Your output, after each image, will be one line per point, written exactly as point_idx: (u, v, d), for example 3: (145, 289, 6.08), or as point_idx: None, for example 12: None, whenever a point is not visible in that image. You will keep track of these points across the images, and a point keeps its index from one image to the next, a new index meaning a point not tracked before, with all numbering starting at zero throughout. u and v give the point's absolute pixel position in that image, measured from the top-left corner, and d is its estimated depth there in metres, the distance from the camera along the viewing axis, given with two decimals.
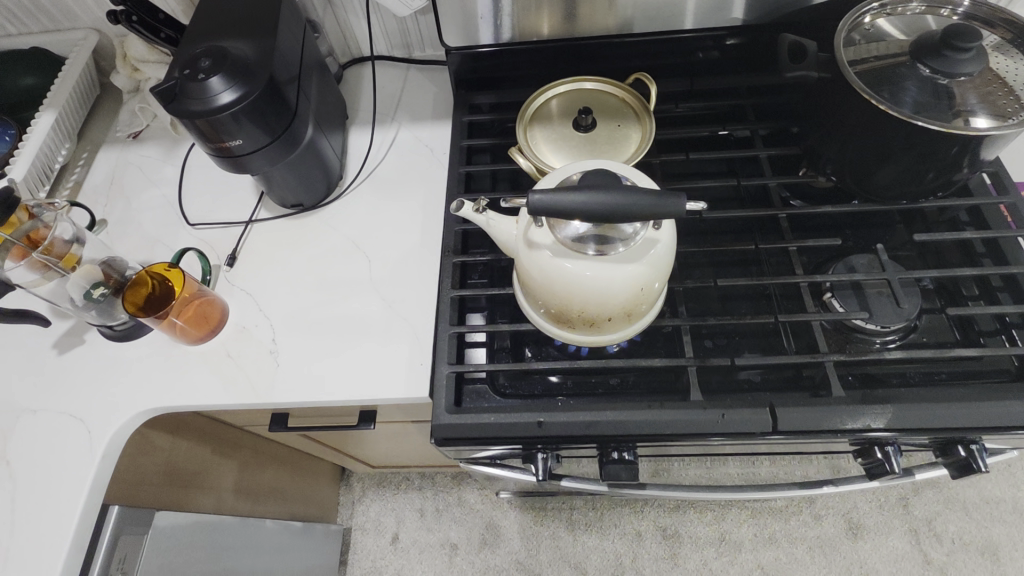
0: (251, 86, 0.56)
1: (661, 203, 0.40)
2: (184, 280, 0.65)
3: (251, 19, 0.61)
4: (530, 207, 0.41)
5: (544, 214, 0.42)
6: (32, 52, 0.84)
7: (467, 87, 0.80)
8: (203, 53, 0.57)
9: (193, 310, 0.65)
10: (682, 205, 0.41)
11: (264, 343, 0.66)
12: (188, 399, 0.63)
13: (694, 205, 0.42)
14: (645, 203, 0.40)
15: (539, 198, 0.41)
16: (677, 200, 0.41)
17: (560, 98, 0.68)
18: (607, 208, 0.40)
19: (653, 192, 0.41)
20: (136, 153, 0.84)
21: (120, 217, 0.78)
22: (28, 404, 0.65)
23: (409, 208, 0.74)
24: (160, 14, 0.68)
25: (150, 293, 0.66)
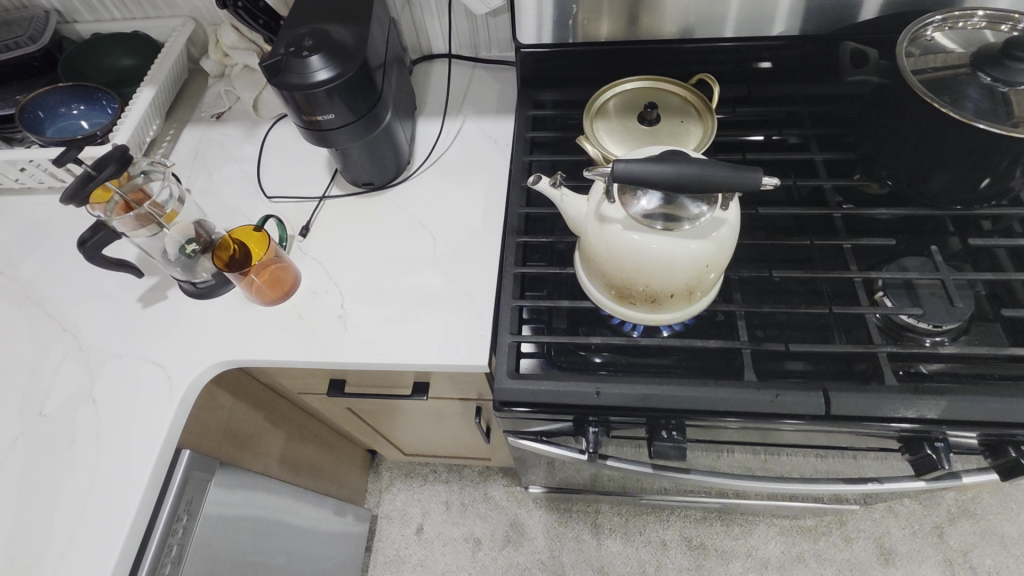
0: (349, 68, 0.61)
1: (739, 175, 0.44)
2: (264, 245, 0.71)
3: (348, 6, 0.67)
4: (615, 175, 0.45)
5: (628, 182, 0.45)
6: (134, 36, 0.92)
7: (531, 84, 0.84)
8: (307, 34, 0.62)
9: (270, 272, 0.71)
10: (757, 180, 0.45)
11: (333, 307, 0.70)
12: (262, 354, 0.68)
13: (769, 180, 0.45)
14: (724, 175, 0.44)
15: (624, 166, 0.45)
16: (754, 174, 0.44)
17: (624, 96, 0.71)
18: (687, 178, 0.44)
19: (735, 164, 0.45)
20: (218, 132, 0.91)
21: (202, 188, 0.84)
22: (115, 349, 0.70)
23: (472, 193, 0.78)
24: (260, 3, 0.75)
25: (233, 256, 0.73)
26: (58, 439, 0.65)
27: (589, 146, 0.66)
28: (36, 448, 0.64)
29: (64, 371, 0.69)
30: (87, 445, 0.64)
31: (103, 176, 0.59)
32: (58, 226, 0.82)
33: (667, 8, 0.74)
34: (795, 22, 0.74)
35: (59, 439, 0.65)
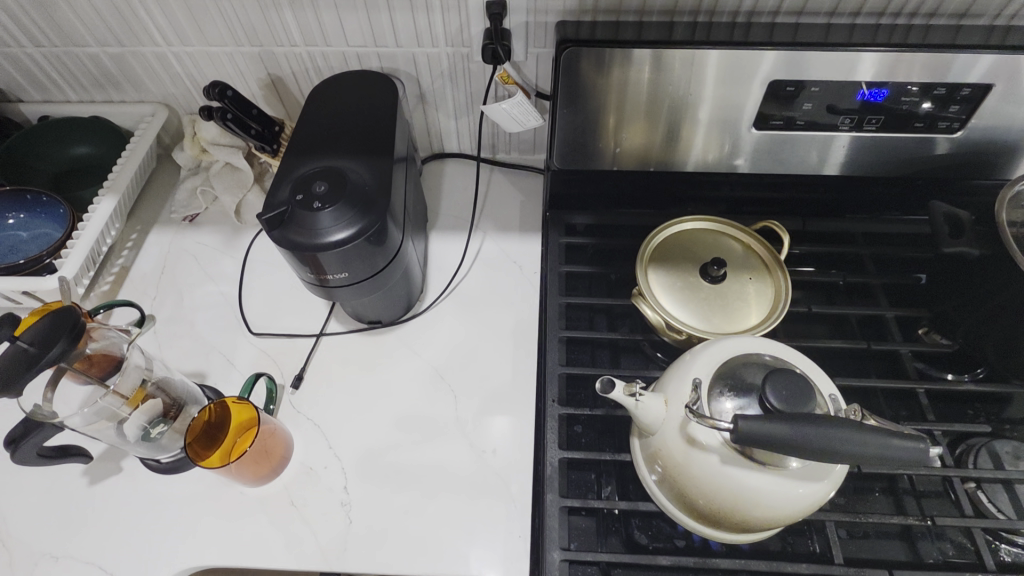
0: (366, 221, 0.51)
1: (892, 445, 0.35)
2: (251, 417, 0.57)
3: (366, 137, 0.57)
4: (735, 433, 0.36)
5: (751, 443, 0.36)
6: (93, 122, 0.78)
7: (562, 204, 0.75)
8: (320, 180, 0.52)
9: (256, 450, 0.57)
10: (913, 450, 0.36)
11: (334, 491, 0.57)
12: (243, 558, 0.54)
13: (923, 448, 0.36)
14: (874, 444, 0.35)
15: (746, 424, 0.36)
16: (908, 444, 0.36)
17: (680, 239, 0.63)
18: (829, 446, 0.35)
19: (885, 430, 0.36)
20: (192, 239, 0.77)
21: (170, 315, 0.70)
22: (48, 547, 0.54)
23: (498, 334, 0.67)
24: (254, 110, 0.64)
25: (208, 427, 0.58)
26: None
27: (648, 309, 0.56)
28: None
29: None
30: None
31: (45, 357, 0.46)
32: None
33: (725, 139, 0.66)
34: (860, 159, 0.67)
35: None
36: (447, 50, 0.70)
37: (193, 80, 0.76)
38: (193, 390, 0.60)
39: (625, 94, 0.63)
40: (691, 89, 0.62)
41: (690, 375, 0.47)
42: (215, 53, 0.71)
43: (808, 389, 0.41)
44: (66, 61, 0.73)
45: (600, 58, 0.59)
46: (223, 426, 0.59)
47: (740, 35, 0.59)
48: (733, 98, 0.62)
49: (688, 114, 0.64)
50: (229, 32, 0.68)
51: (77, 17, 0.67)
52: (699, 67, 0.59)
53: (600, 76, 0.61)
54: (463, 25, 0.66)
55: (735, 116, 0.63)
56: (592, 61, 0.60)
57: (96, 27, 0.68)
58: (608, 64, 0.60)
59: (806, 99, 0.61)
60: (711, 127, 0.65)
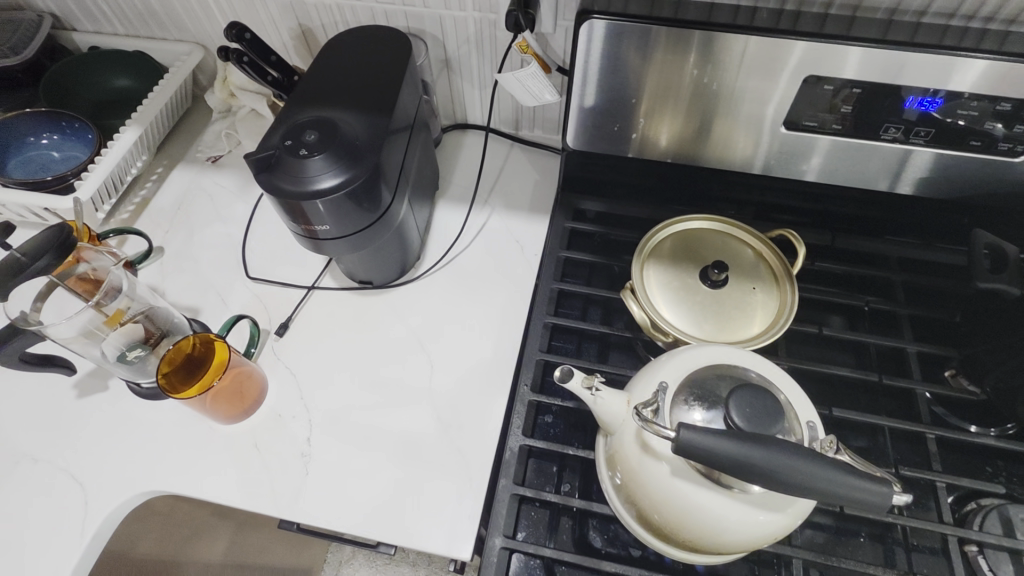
0: (352, 175, 0.50)
1: (853, 486, 0.32)
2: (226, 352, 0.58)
3: (369, 93, 0.56)
4: (678, 442, 0.33)
5: (693, 456, 0.33)
6: (134, 56, 0.81)
7: (575, 188, 0.72)
8: (312, 127, 0.51)
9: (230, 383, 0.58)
10: (877, 495, 0.32)
11: (296, 441, 0.57)
12: (200, 490, 0.55)
13: (888, 496, 0.33)
14: (831, 482, 0.32)
15: (689, 434, 0.33)
16: (874, 489, 0.32)
17: (687, 238, 0.59)
18: (778, 473, 0.32)
19: (847, 468, 0.33)
20: (211, 179, 0.79)
21: (178, 249, 0.72)
22: (32, 448, 0.58)
23: (485, 311, 0.65)
24: (273, 56, 0.64)
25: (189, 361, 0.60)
26: None
27: (635, 303, 0.53)
28: None
29: None
30: None
31: (37, 266, 0.48)
32: None
33: (752, 136, 0.61)
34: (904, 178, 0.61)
35: None
36: (475, 15, 0.67)
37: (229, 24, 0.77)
38: (180, 323, 0.62)
39: (670, 79, 0.58)
40: (721, 79, 0.57)
41: (657, 377, 0.43)
42: None
43: (777, 411, 0.38)
44: None
45: (642, 42, 0.55)
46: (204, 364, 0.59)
47: (779, 23, 0.54)
48: (765, 91, 0.57)
49: (714, 106, 0.60)
50: None
51: None
52: (735, 54, 0.54)
53: (639, 56, 0.57)
54: None
55: (766, 112, 0.58)
56: (632, 41, 0.56)
57: None
58: (652, 45, 0.56)
59: (847, 100, 0.55)
60: (738, 122, 0.60)
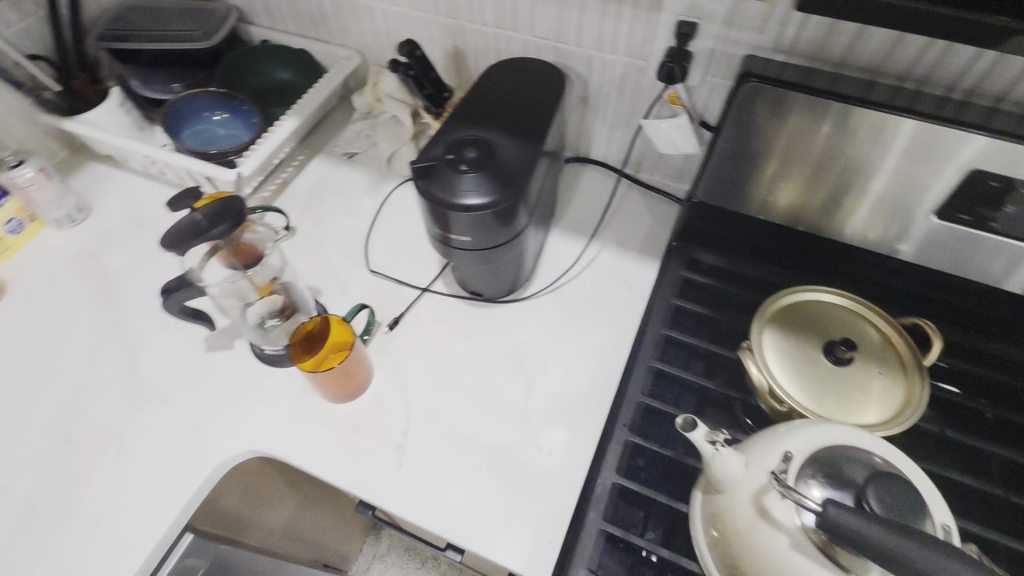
0: (500, 198, 0.52)
1: None
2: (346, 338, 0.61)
3: (525, 118, 0.59)
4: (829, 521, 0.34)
5: (844, 536, 0.34)
6: (299, 53, 0.89)
7: (692, 238, 0.72)
8: (472, 144, 0.55)
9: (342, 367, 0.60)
10: None
11: (393, 432, 0.60)
12: (302, 460, 0.58)
13: None
14: None
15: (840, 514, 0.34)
16: None
17: (813, 309, 0.58)
18: None
19: None
20: (345, 173, 0.85)
21: (309, 232, 0.78)
22: (161, 389, 0.63)
23: (588, 342, 0.66)
24: (433, 73, 0.69)
25: (312, 336, 0.63)
26: (67, 475, 0.57)
27: (751, 364, 0.53)
28: (46, 476, 0.57)
29: (104, 396, 0.62)
30: (93, 496, 0.56)
31: (211, 234, 0.53)
32: (165, 225, 0.78)
33: (891, 218, 0.60)
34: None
35: (68, 476, 0.57)
36: (624, 59, 0.70)
37: (389, 36, 0.83)
38: (309, 301, 0.67)
39: (796, 143, 0.60)
40: (873, 156, 0.56)
41: (781, 445, 0.43)
42: (415, 17, 0.78)
43: (919, 505, 0.37)
44: None
45: (777, 102, 0.57)
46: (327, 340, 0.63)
47: (948, 111, 0.53)
48: (918, 175, 0.55)
49: (858, 181, 0.59)
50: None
51: None
52: (894, 135, 0.54)
53: (772, 120, 0.59)
54: (648, 38, 0.66)
55: (914, 196, 0.57)
56: (767, 103, 0.58)
57: None
58: (785, 112, 0.58)
59: (1011, 198, 0.53)
60: (883, 200, 0.59)
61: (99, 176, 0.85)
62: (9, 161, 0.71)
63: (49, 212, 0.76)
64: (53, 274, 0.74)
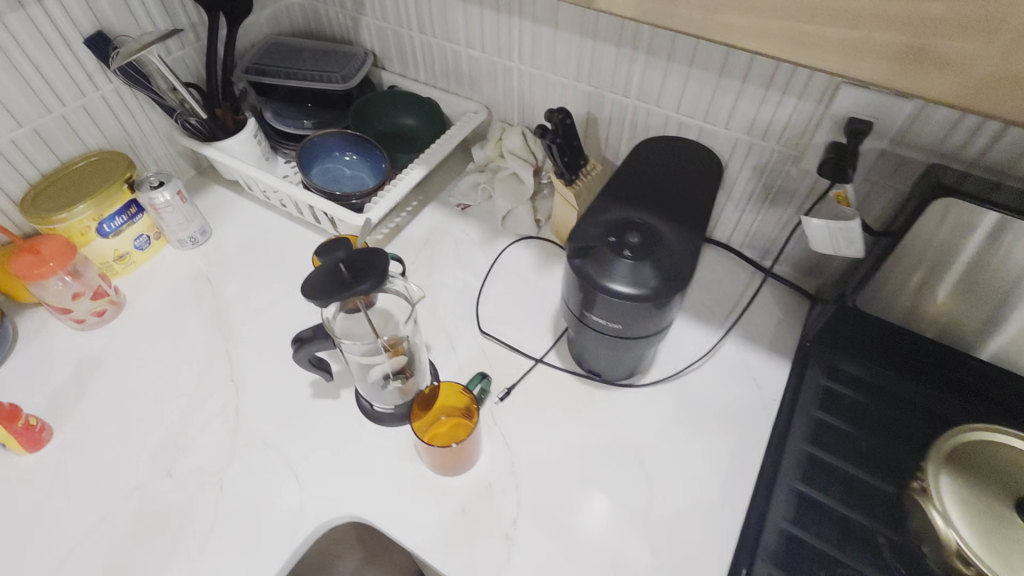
0: (660, 288, 0.48)
1: None
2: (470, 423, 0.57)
3: (685, 204, 0.55)
4: None
5: None
6: (426, 101, 0.90)
7: (831, 343, 0.67)
8: (635, 228, 0.51)
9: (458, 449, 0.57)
10: None
11: (504, 521, 0.55)
12: (405, 539, 0.54)
13: None
14: None
15: None
16: None
17: (996, 453, 0.54)
18: None
19: None
20: (458, 225, 0.85)
21: (421, 283, 0.76)
22: (266, 434, 0.61)
23: (714, 447, 0.62)
24: (576, 142, 0.68)
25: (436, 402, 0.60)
26: (165, 514, 0.55)
27: (935, 515, 0.51)
28: (145, 512, 0.55)
29: (210, 433, 0.61)
30: (189, 542, 0.54)
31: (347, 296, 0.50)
32: (281, 258, 0.79)
33: None
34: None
35: (166, 516, 0.55)
36: (774, 147, 0.67)
37: (520, 95, 0.83)
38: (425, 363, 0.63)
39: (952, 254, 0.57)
40: None
41: None
42: (553, 80, 0.77)
43: None
44: (434, 50, 0.86)
45: (938, 216, 0.55)
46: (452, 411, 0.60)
47: None
48: None
49: None
50: (577, 67, 0.74)
51: (465, 20, 0.78)
52: None
53: (931, 230, 0.56)
54: (808, 129, 0.63)
55: None
56: (929, 215, 0.55)
57: (474, 32, 0.79)
58: (945, 223, 0.55)
59: None
60: None
61: (221, 200, 0.87)
62: (150, 179, 0.73)
63: (175, 233, 0.77)
64: (171, 294, 0.75)
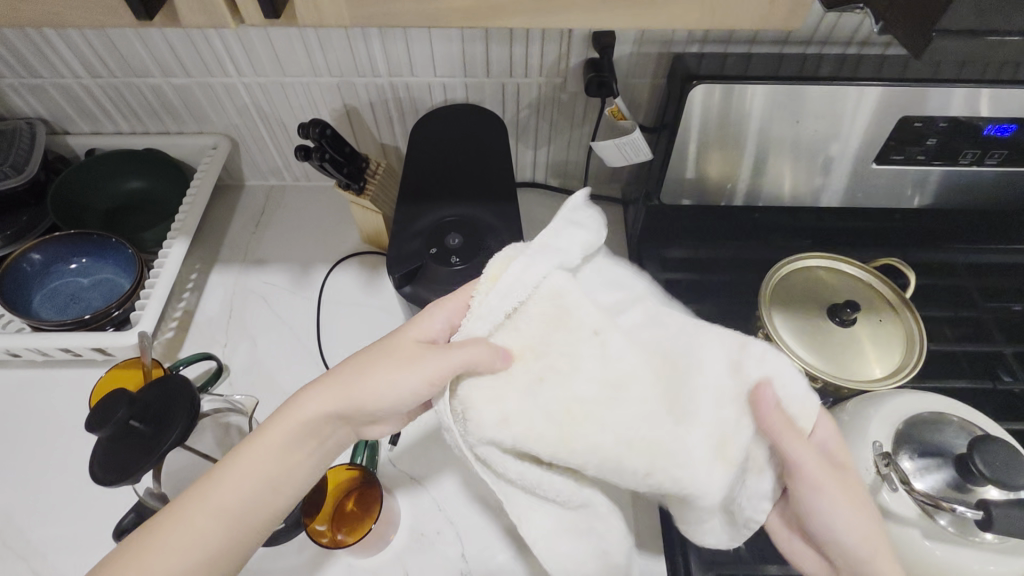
0: None
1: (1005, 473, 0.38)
2: (352, 490, 0.56)
3: (482, 179, 0.54)
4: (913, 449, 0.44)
5: (928, 457, 0.44)
6: (147, 152, 0.73)
7: (654, 239, 0.72)
8: (454, 229, 0.50)
9: (352, 514, 0.55)
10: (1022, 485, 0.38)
11: (452, 559, 0.54)
12: None
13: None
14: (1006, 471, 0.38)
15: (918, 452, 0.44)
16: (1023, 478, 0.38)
17: (813, 277, 0.61)
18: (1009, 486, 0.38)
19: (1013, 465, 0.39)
20: (258, 279, 0.73)
21: (247, 363, 0.66)
22: None
23: None
24: (347, 147, 0.60)
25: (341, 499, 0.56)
26: None
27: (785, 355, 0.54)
28: None
29: None
30: None
31: (163, 453, 0.42)
32: (50, 420, 0.61)
33: (819, 175, 0.64)
34: (878, 155, 0.61)
35: None
36: (539, 79, 0.65)
37: (260, 111, 0.70)
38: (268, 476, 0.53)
39: (724, 128, 0.59)
40: (802, 124, 0.58)
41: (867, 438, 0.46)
42: (289, 83, 0.66)
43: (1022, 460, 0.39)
44: (123, 92, 0.68)
45: (705, 104, 0.57)
46: (348, 498, 0.56)
47: (848, 68, 0.56)
48: (844, 132, 0.59)
49: (793, 148, 0.61)
50: (310, 62, 0.64)
51: (144, 48, 0.62)
52: (821, 104, 0.56)
53: (703, 113, 0.58)
54: (562, 54, 0.62)
55: (841, 151, 0.61)
56: (696, 106, 0.57)
57: (164, 57, 0.63)
58: (709, 105, 0.57)
59: (932, 132, 0.58)
60: (810, 161, 0.62)
61: None
62: None
63: None
64: None
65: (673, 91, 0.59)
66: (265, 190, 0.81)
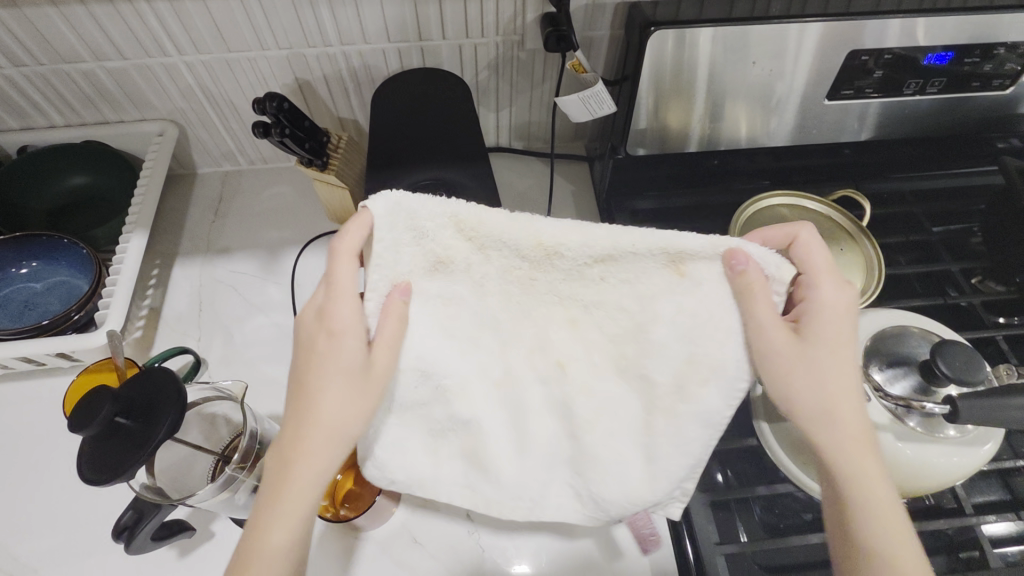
0: None
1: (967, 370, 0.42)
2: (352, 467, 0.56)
3: (452, 142, 0.53)
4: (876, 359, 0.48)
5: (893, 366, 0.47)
6: (85, 145, 0.68)
7: (622, 192, 0.73)
8: (429, 193, 0.49)
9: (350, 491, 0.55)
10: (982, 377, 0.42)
11: (457, 518, 0.55)
12: None
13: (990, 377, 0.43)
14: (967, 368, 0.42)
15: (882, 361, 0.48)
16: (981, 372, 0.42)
17: (776, 214, 0.64)
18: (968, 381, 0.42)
19: (973, 362, 0.42)
20: (225, 268, 0.70)
21: (225, 354, 0.64)
22: None
23: None
24: (306, 121, 0.58)
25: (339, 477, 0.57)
26: None
27: None
28: None
29: None
30: None
31: (152, 448, 0.40)
32: (20, 434, 0.58)
33: (775, 116, 0.66)
34: (830, 91, 0.63)
35: None
36: (497, 38, 0.64)
37: (205, 91, 0.67)
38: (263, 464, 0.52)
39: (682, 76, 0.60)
40: (756, 68, 0.60)
41: None
42: (234, 59, 0.63)
43: (978, 358, 0.43)
44: (52, 81, 0.63)
45: (661, 52, 0.57)
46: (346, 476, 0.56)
47: (797, 6, 0.58)
48: (797, 72, 0.60)
49: (749, 91, 0.62)
50: (255, 34, 0.60)
51: (70, 29, 0.58)
52: (775, 44, 0.57)
53: (661, 62, 0.58)
54: (517, 11, 0.61)
55: (795, 91, 0.62)
56: (654, 55, 0.57)
57: (93, 39, 0.59)
58: (666, 53, 0.57)
59: (878, 66, 0.60)
60: (766, 104, 0.64)
61: None
62: None
63: None
64: None
65: (631, 41, 0.59)
66: (221, 176, 0.78)
